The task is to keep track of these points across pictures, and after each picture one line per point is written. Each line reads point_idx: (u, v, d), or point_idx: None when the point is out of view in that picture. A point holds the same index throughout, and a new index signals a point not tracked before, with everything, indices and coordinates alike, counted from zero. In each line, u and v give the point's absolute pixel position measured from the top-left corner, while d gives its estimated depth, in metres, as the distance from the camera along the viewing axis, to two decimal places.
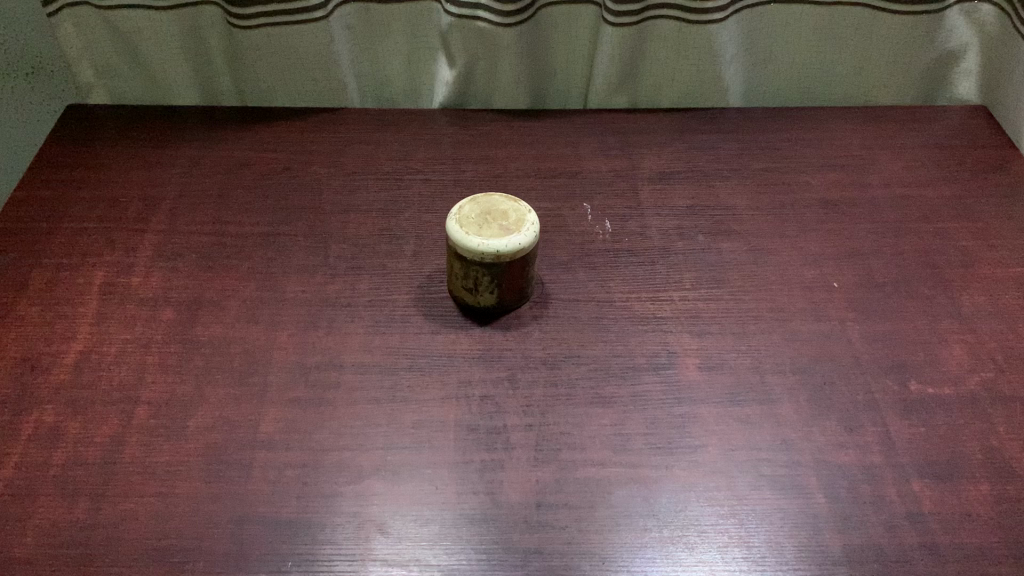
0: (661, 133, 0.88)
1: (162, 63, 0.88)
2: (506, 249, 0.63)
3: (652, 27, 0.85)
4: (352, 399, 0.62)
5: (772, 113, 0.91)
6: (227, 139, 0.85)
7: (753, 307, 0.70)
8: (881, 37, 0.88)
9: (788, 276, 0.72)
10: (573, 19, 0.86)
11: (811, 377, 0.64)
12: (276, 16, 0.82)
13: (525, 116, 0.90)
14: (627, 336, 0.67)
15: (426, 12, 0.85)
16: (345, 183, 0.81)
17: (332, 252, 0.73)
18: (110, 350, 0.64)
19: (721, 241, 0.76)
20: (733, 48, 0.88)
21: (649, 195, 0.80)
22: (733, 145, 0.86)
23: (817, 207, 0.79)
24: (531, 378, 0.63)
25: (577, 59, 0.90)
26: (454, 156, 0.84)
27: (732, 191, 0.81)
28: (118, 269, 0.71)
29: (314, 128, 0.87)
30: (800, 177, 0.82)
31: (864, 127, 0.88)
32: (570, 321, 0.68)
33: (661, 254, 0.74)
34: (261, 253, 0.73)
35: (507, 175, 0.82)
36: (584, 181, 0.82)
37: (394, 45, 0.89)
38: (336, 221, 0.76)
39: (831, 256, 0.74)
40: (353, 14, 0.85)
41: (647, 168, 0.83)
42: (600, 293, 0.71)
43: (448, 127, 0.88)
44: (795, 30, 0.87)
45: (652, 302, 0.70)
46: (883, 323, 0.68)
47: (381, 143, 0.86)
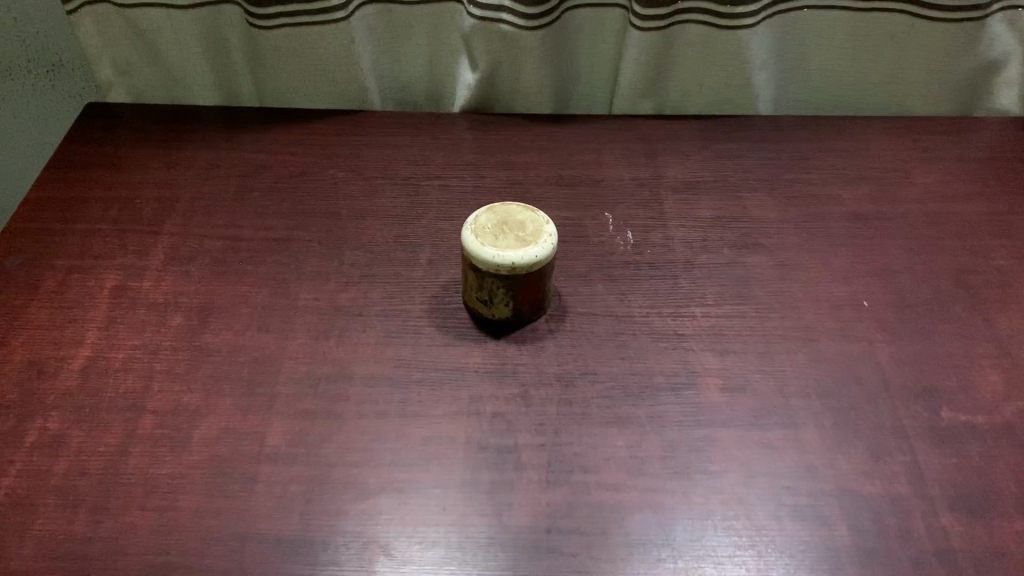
0: (687, 140, 0.85)
1: (183, 63, 0.87)
2: (523, 259, 0.62)
3: (681, 32, 0.82)
4: (362, 413, 0.60)
5: (803, 121, 0.88)
6: (245, 141, 0.84)
7: (779, 326, 0.67)
8: (919, 45, 0.85)
9: (816, 293, 0.70)
10: (599, 22, 0.83)
11: (837, 401, 0.62)
12: (294, 17, 0.81)
13: (548, 121, 0.88)
14: (646, 353, 0.65)
15: (448, 15, 0.83)
16: (363, 187, 0.79)
17: (346, 258, 0.72)
18: (117, 356, 0.63)
19: (745, 255, 0.73)
20: (765, 56, 0.85)
21: (672, 205, 0.78)
22: (761, 154, 0.84)
23: (848, 220, 0.76)
24: (545, 395, 0.61)
25: (602, 64, 0.88)
26: (474, 162, 0.82)
27: (760, 203, 0.78)
28: (130, 273, 0.70)
29: (332, 132, 0.85)
30: (830, 189, 0.80)
31: (898, 138, 0.85)
32: (587, 335, 0.66)
33: (684, 267, 0.72)
34: (274, 259, 0.72)
35: (527, 183, 0.80)
36: (606, 190, 0.79)
37: (416, 47, 0.87)
38: (351, 227, 0.75)
39: (860, 274, 0.72)
40: (373, 16, 0.83)
41: (672, 177, 0.81)
42: (620, 308, 0.68)
43: (469, 131, 0.86)
44: (829, 37, 0.84)
45: (673, 318, 0.68)
46: (913, 346, 0.66)
47: (400, 147, 0.84)
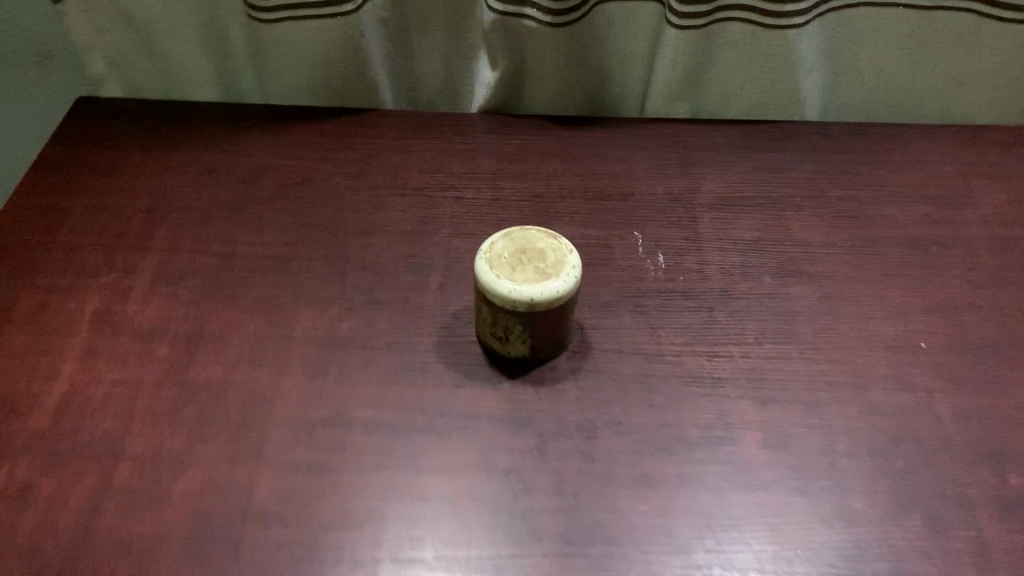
0: (725, 149, 0.78)
1: (179, 55, 0.81)
2: (545, 295, 0.56)
3: (722, 31, 0.75)
4: (361, 465, 0.54)
5: (853, 128, 0.81)
6: (245, 143, 0.77)
7: (826, 371, 0.60)
8: (986, 47, 0.77)
9: (867, 332, 0.63)
10: (632, 18, 0.76)
11: (891, 462, 0.55)
12: (298, 9, 0.74)
13: (574, 125, 0.80)
14: (678, 401, 0.58)
15: (467, 7, 0.76)
16: (370, 198, 0.73)
17: (350, 281, 0.66)
18: (96, 392, 0.58)
19: (789, 285, 0.66)
20: (814, 57, 0.77)
21: (709, 225, 0.71)
22: (807, 167, 0.76)
23: (903, 246, 0.69)
24: (564, 449, 0.55)
25: (634, 63, 0.80)
26: (492, 171, 0.76)
27: (806, 223, 0.71)
28: (114, 294, 0.64)
29: (339, 134, 0.79)
30: (884, 209, 0.72)
31: (959, 150, 0.78)
32: (612, 378, 0.60)
33: (720, 299, 0.65)
34: (270, 280, 0.66)
35: (550, 196, 0.73)
36: (636, 205, 0.72)
37: (431, 41, 0.80)
38: (356, 244, 0.69)
39: (917, 310, 0.65)
40: (385, 7, 0.76)
41: (709, 192, 0.74)
42: (649, 345, 0.62)
43: (488, 134, 0.79)
44: (886, 36, 0.76)
45: (708, 359, 0.61)
46: (977, 398, 0.59)
47: (413, 152, 0.77)
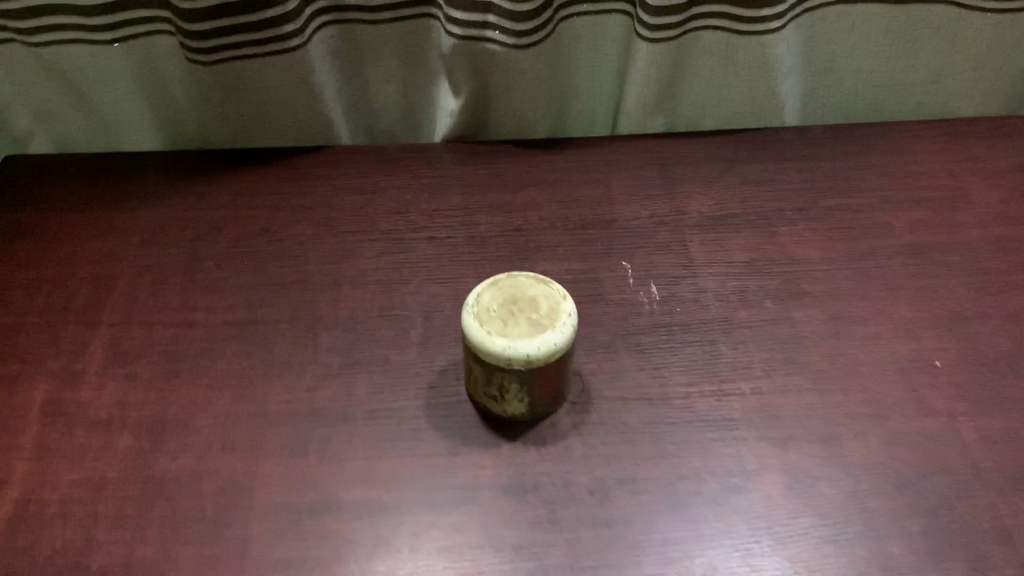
0: (706, 163, 0.74)
1: (114, 103, 0.75)
2: (542, 349, 0.51)
3: (695, 40, 0.71)
4: (356, 557, 0.49)
5: (835, 130, 0.77)
6: (193, 194, 0.72)
7: (842, 402, 0.57)
8: (965, 38, 0.74)
9: (879, 354, 0.60)
10: (599, 32, 0.72)
11: (922, 498, 0.52)
12: (242, 48, 0.68)
13: (545, 147, 0.76)
14: (691, 450, 0.54)
15: (422, 32, 0.71)
16: (336, 246, 0.67)
17: (323, 342, 0.60)
18: (53, 497, 0.52)
19: (791, 308, 0.63)
20: (791, 60, 0.74)
21: (699, 248, 0.67)
22: (793, 176, 0.73)
23: (903, 255, 0.66)
24: (576, 517, 0.51)
25: (604, 78, 0.76)
26: (464, 205, 0.71)
27: (800, 238, 0.67)
28: (64, 381, 0.58)
29: (296, 176, 0.73)
30: (878, 216, 0.69)
31: (946, 146, 0.75)
32: (618, 429, 0.56)
33: (722, 329, 0.61)
34: (236, 349, 0.60)
35: (529, 229, 0.69)
36: (620, 232, 0.68)
37: (387, 70, 0.75)
38: (325, 299, 0.63)
39: (928, 324, 0.61)
40: (334, 37, 0.71)
41: (695, 211, 0.70)
42: (653, 388, 0.58)
43: (455, 165, 0.74)
44: (864, 34, 0.73)
45: (717, 399, 0.57)
46: (1003, 417, 0.56)
47: (377, 190, 0.72)
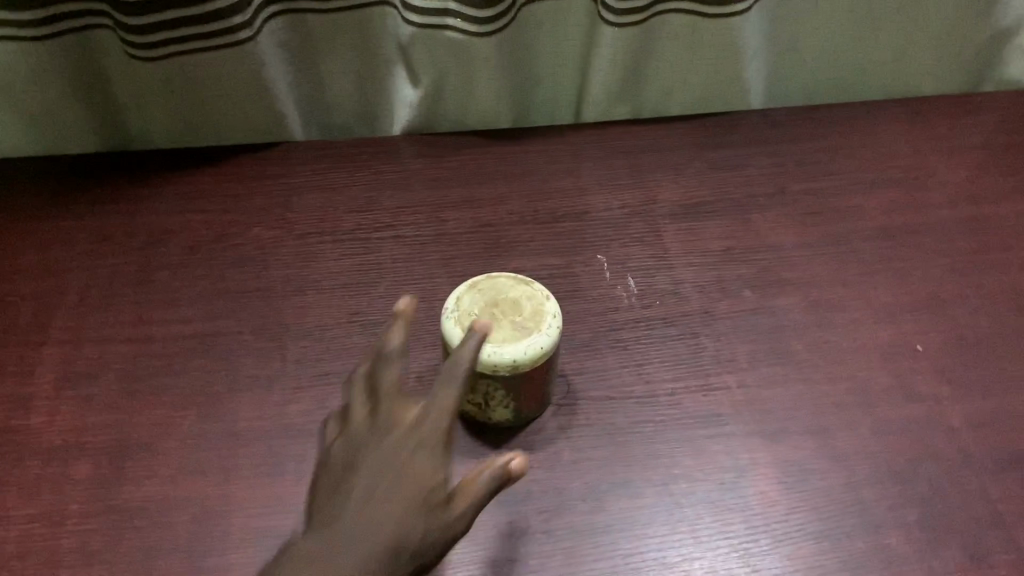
0: (675, 149, 0.72)
1: (47, 103, 0.70)
2: (531, 354, 0.49)
3: (660, 24, 0.70)
4: None
5: (800, 112, 0.77)
6: (140, 198, 0.67)
7: (829, 391, 0.56)
8: (926, 17, 0.74)
9: (862, 341, 0.59)
10: (562, 17, 0.69)
11: (915, 486, 0.52)
12: (188, 41, 0.64)
13: (509, 138, 0.73)
14: (682, 449, 0.53)
15: (377, 21, 0.68)
16: (297, 249, 0.64)
17: (291, 353, 0.57)
18: (9, 535, 0.48)
19: (771, 296, 0.62)
20: (757, 43, 0.72)
21: (674, 237, 0.66)
22: (763, 160, 0.72)
23: (877, 238, 0.66)
24: (570, 526, 0.49)
25: (566, 65, 0.74)
26: (429, 201, 0.68)
27: (774, 224, 0.66)
28: (12, 407, 0.54)
29: (249, 176, 0.69)
30: (849, 199, 0.68)
31: (910, 125, 0.75)
32: (606, 431, 0.54)
33: (703, 322, 0.60)
34: (198, 364, 0.57)
35: (498, 224, 0.66)
36: (593, 224, 0.66)
37: (341, 62, 0.71)
38: (290, 307, 0.60)
39: (906, 308, 0.61)
40: (285, 29, 0.67)
41: (668, 200, 0.68)
42: (639, 387, 0.56)
43: (417, 158, 0.71)
44: (827, 14, 0.72)
45: (705, 394, 0.56)
46: (987, 400, 0.56)
47: (336, 188, 0.69)
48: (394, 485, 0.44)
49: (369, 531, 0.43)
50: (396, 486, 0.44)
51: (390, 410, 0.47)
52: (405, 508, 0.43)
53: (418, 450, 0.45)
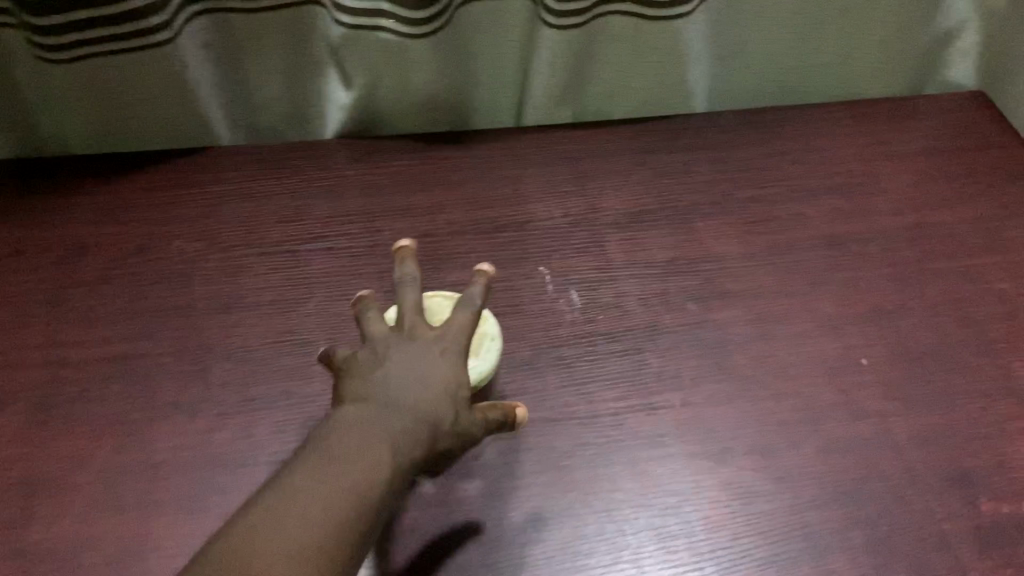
0: (618, 155, 0.70)
1: None
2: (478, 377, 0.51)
3: (602, 26, 0.67)
4: None
5: (745, 115, 0.75)
6: (53, 208, 0.63)
7: (775, 408, 0.55)
8: (871, 19, 0.73)
9: (807, 355, 0.58)
10: (501, 18, 0.67)
11: (861, 506, 0.51)
12: (102, 43, 0.61)
13: (448, 142, 0.71)
14: (625, 474, 0.51)
15: (307, 20, 0.65)
16: (223, 263, 0.61)
17: (216, 376, 0.54)
18: None
19: (716, 309, 0.60)
20: (701, 45, 0.71)
21: (618, 248, 0.64)
22: (707, 165, 0.70)
23: (822, 247, 0.65)
24: (510, 558, 0.47)
25: (506, 67, 0.71)
26: (364, 210, 0.65)
27: (719, 234, 0.65)
28: None
29: (171, 183, 0.66)
30: (794, 207, 0.67)
31: (855, 129, 0.74)
32: (547, 455, 0.52)
33: (647, 337, 0.58)
34: (115, 390, 0.53)
35: (436, 234, 0.64)
36: (534, 234, 0.64)
37: (269, 63, 0.68)
38: (215, 326, 0.57)
39: (851, 320, 0.60)
40: (208, 28, 0.64)
41: (611, 208, 0.66)
42: (581, 407, 0.54)
43: (351, 164, 0.68)
44: (771, 16, 0.71)
45: (649, 414, 0.54)
46: (931, 415, 0.55)
47: (265, 196, 0.65)
48: (425, 378, 0.46)
49: (406, 413, 0.44)
50: (428, 375, 0.46)
51: (417, 321, 0.49)
52: (437, 401, 0.45)
53: (447, 355, 0.47)
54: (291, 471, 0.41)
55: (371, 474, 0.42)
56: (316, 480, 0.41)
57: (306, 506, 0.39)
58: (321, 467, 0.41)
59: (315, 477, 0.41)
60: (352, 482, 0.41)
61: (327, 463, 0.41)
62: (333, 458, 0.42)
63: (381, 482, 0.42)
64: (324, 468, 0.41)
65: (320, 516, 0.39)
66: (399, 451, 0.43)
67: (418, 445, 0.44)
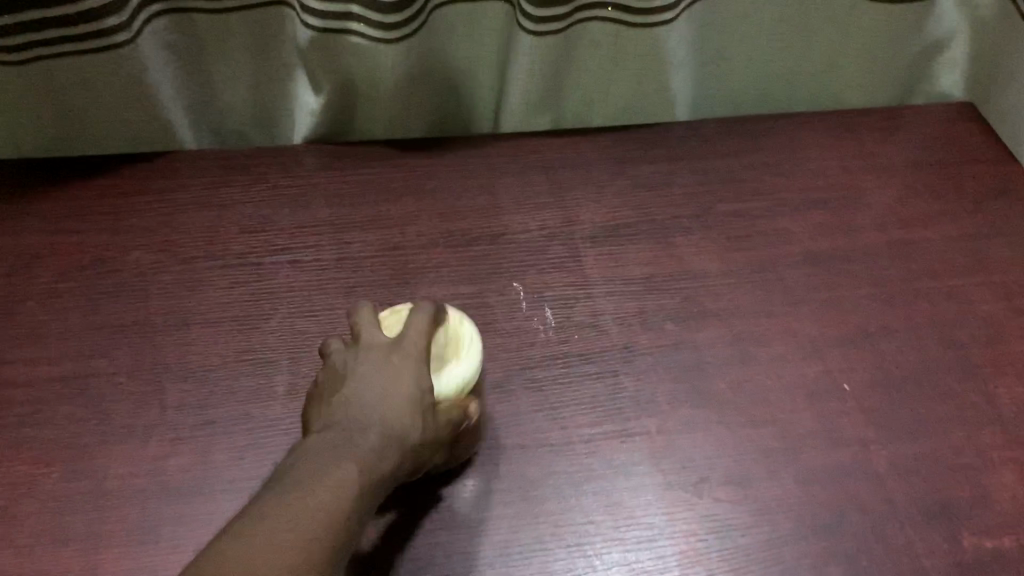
0: (596, 164, 0.68)
1: None
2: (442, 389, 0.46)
3: (582, 31, 0.65)
4: None
5: (728, 124, 0.73)
6: (6, 215, 0.61)
7: (753, 436, 0.53)
8: (858, 28, 0.71)
9: (786, 378, 0.56)
10: (477, 22, 0.65)
11: (839, 540, 0.49)
12: (56, 44, 0.58)
13: (421, 149, 0.68)
14: (597, 505, 0.50)
15: (274, 22, 0.62)
16: (183, 275, 0.58)
17: (172, 398, 0.52)
18: None
19: (694, 329, 0.58)
20: (683, 52, 0.69)
21: (594, 263, 0.62)
22: (688, 177, 0.68)
23: (804, 264, 0.63)
24: None
25: (483, 71, 0.69)
26: (332, 220, 0.62)
27: (698, 249, 0.63)
28: None
29: (132, 190, 0.63)
30: (776, 221, 0.65)
31: (840, 140, 0.72)
32: (517, 485, 0.50)
33: (623, 358, 0.57)
34: (65, 412, 0.51)
35: (406, 246, 0.61)
36: (508, 247, 0.62)
37: (236, 65, 0.65)
38: (172, 344, 0.55)
39: (833, 342, 0.58)
40: (170, 29, 0.61)
41: (588, 221, 0.64)
42: (553, 433, 0.53)
43: (320, 171, 0.66)
44: (756, 23, 0.69)
45: (623, 440, 0.52)
46: (912, 443, 0.53)
47: (229, 205, 0.63)
48: (383, 390, 0.43)
49: (372, 422, 0.42)
50: (390, 387, 0.44)
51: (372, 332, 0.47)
52: (405, 413, 0.43)
53: (396, 353, 0.45)
54: (261, 502, 0.37)
55: (348, 497, 0.39)
56: (293, 508, 0.37)
57: (290, 536, 0.35)
58: (295, 494, 0.37)
59: (292, 504, 0.37)
60: (318, 500, 0.38)
61: (302, 490, 0.38)
62: (307, 483, 0.38)
63: (354, 504, 0.39)
64: (300, 495, 0.37)
65: (307, 547, 0.35)
66: (371, 471, 0.41)
67: (384, 459, 0.42)
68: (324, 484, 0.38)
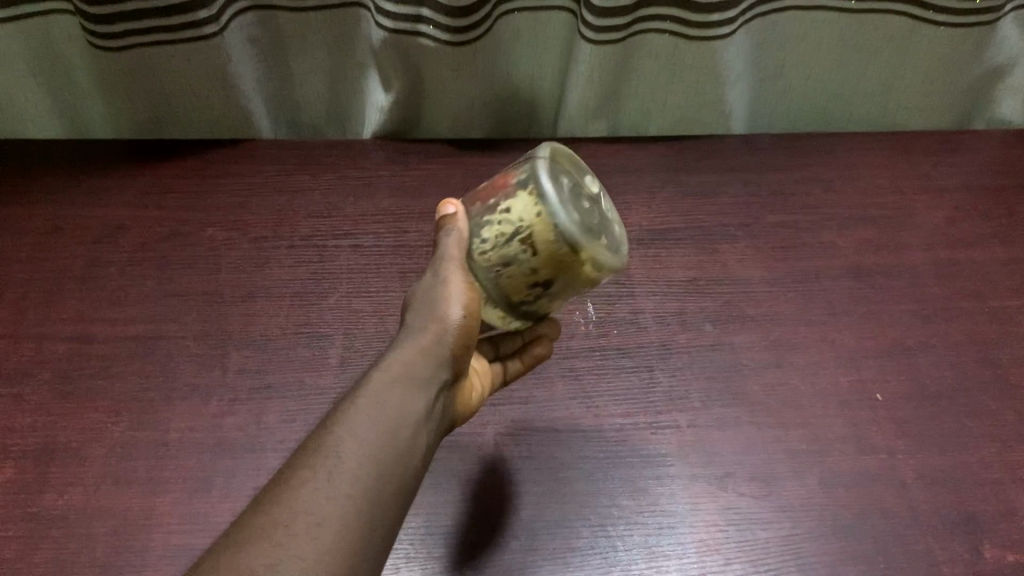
0: (648, 171, 0.71)
1: (14, 82, 0.70)
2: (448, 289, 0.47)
3: (641, 43, 0.68)
4: None
5: (783, 140, 0.75)
6: (96, 188, 0.66)
7: (781, 437, 0.55)
8: (917, 51, 0.72)
9: (820, 385, 0.57)
10: (540, 29, 0.68)
11: (859, 542, 0.50)
12: (151, 34, 0.63)
13: (482, 148, 0.71)
14: (622, 490, 0.52)
15: (350, 22, 0.66)
16: (251, 252, 0.62)
17: (233, 362, 0.56)
18: None
19: (731, 332, 0.60)
20: (739, 66, 0.71)
21: (639, 264, 0.64)
22: (739, 187, 0.70)
23: (847, 277, 0.64)
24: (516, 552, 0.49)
25: (544, 77, 0.72)
26: (393, 210, 0.66)
27: (743, 257, 0.65)
28: None
29: (212, 171, 0.68)
30: (822, 235, 0.67)
31: (893, 161, 0.73)
32: (548, 465, 0.53)
33: (659, 355, 0.59)
34: (135, 369, 0.55)
35: None
36: None
37: (313, 60, 0.70)
38: (237, 313, 0.59)
39: (869, 354, 0.59)
40: (255, 24, 0.66)
41: (636, 224, 0.67)
42: (587, 420, 0.55)
43: (384, 164, 0.70)
44: (814, 42, 0.71)
45: (653, 431, 0.54)
46: (941, 455, 0.54)
47: (299, 191, 0.67)
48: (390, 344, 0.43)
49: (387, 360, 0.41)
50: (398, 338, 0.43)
51: None
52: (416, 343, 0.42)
53: None
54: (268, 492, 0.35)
55: (369, 451, 0.36)
56: (299, 495, 0.34)
57: (301, 529, 0.33)
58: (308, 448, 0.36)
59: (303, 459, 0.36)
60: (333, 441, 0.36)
61: (311, 472, 0.35)
62: (318, 459, 0.35)
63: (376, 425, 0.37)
64: (307, 479, 0.34)
65: (314, 491, 0.34)
66: (390, 401, 0.39)
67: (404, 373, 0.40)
68: (337, 454, 0.36)
